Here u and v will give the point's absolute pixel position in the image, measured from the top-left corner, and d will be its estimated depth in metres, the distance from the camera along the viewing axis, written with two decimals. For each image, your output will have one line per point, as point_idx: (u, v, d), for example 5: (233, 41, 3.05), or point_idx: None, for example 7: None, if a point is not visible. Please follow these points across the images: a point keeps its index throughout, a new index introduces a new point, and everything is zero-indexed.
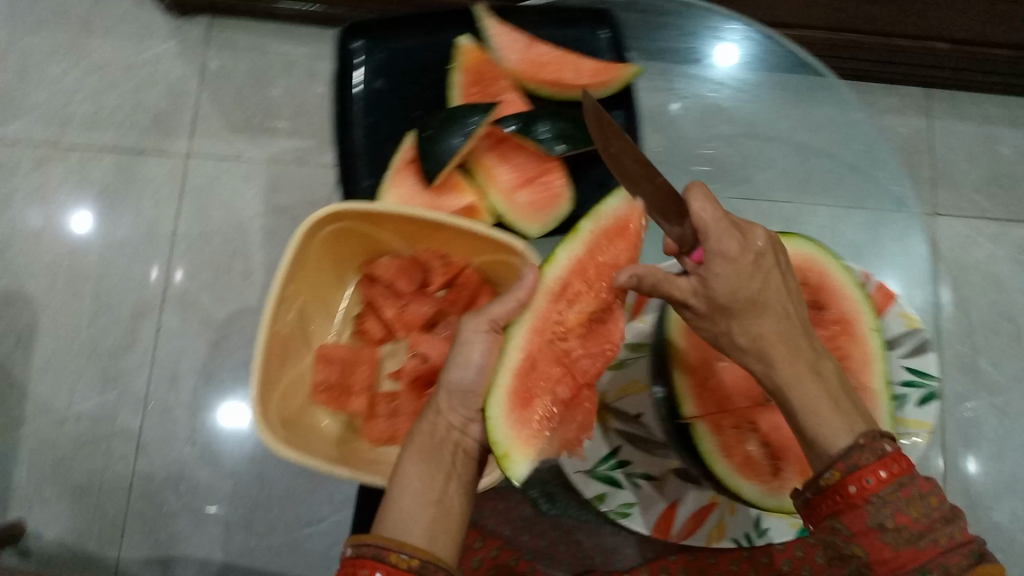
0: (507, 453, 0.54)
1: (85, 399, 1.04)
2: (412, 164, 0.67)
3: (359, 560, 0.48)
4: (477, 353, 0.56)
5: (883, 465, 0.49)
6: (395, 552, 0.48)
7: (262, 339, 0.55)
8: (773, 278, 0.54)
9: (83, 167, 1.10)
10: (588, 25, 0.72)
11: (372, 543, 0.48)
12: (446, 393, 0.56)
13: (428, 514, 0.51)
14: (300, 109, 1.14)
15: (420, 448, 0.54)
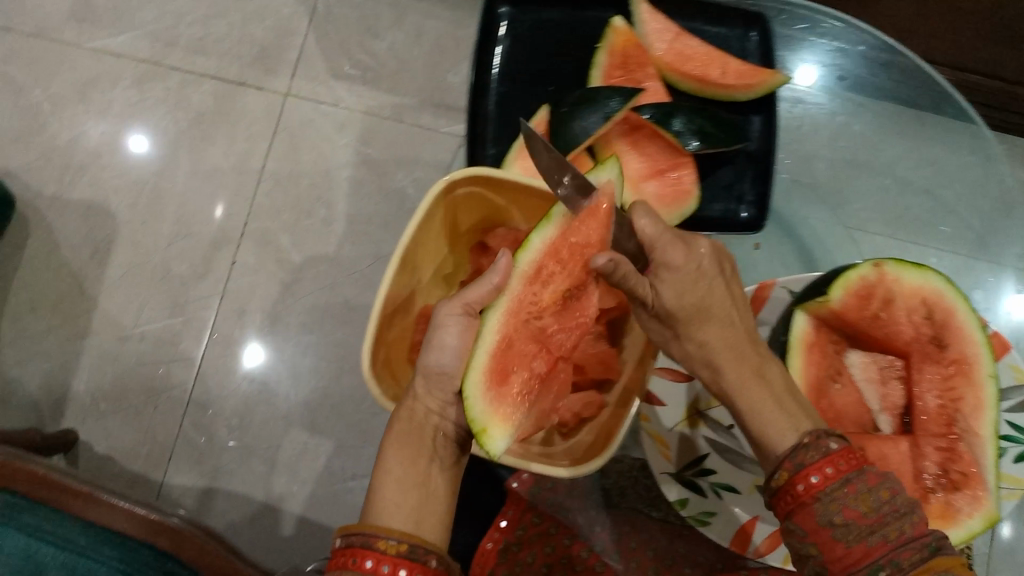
0: (485, 430, 0.52)
1: (152, 319, 1.04)
2: (541, 139, 0.66)
3: (351, 549, 0.49)
4: (451, 334, 0.55)
5: (829, 461, 0.48)
6: (384, 539, 0.49)
7: (381, 297, 0.56)
8: (717, 286, 0.54)
9: (182, 90, 1.11)
10: (741, 24, 0.70)
11: (360, 533, 0.49)
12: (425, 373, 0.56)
13: (411, 498, 0.52)
14: (403, 63, 1.11)
15: (408, 432, 0.55)
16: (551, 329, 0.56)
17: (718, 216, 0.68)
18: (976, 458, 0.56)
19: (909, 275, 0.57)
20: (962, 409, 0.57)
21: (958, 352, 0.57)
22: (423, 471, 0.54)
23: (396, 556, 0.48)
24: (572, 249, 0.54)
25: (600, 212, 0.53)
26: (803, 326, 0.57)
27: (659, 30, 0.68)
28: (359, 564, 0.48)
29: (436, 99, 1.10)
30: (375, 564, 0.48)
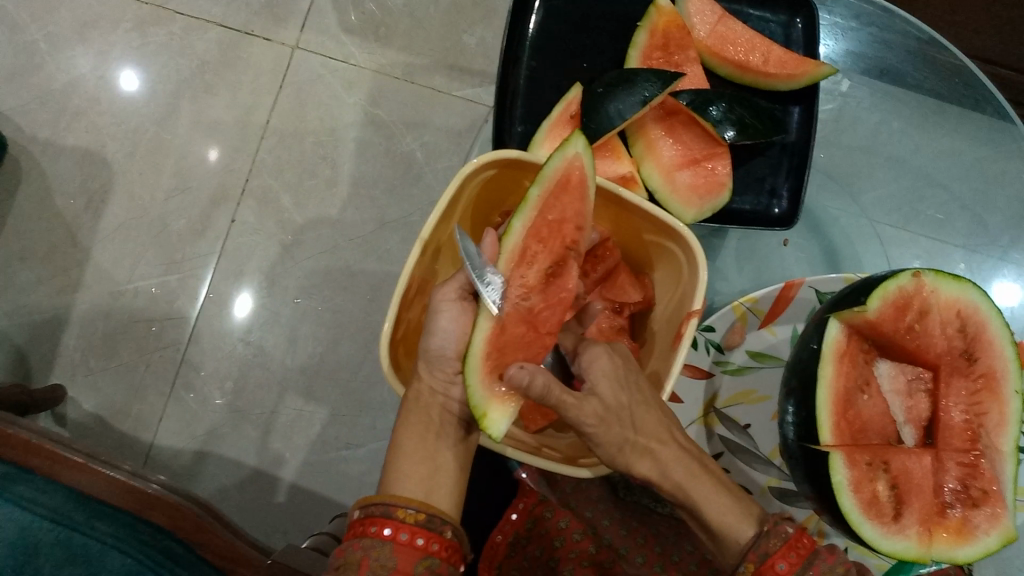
0: (486, 413, 0.49)
1: (147, 275, 1.01)
2: (572, 120, 0.63)
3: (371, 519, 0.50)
4: (448, 318, 0.53)
5: (789, 547, 0.50)
6: (402, 507, 0.51)
7: (405, 275, 0.53)
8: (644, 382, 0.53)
9: (185, 38, 1.06)
10: (786, 11, 0.68)
11: (379, 503, 0.51)
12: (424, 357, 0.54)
13: (422, 470, 0.54)
14: (417, 21, 1.07)
15: (414, 417, 0.54)
16: (538, 311, 0.54)
17: (749, 209, 0.66)
18: (997, 475, 0.54)
19: (944, 287, 0.55)
20: (986, 425, 0.55)
21: (987, 367, 0.55)
22: (432, 447, 0.55)
23: (415, 525, 0.50)
24: (551, 227, 0.54)
25: (574, 183, 0.53)
26: (836, 333, 0.55)
27: (702, 11, 0.66)
28: (377, 532, 0.50)
29: (449, 60, 1.06)
30: (394, 532, 0.50)
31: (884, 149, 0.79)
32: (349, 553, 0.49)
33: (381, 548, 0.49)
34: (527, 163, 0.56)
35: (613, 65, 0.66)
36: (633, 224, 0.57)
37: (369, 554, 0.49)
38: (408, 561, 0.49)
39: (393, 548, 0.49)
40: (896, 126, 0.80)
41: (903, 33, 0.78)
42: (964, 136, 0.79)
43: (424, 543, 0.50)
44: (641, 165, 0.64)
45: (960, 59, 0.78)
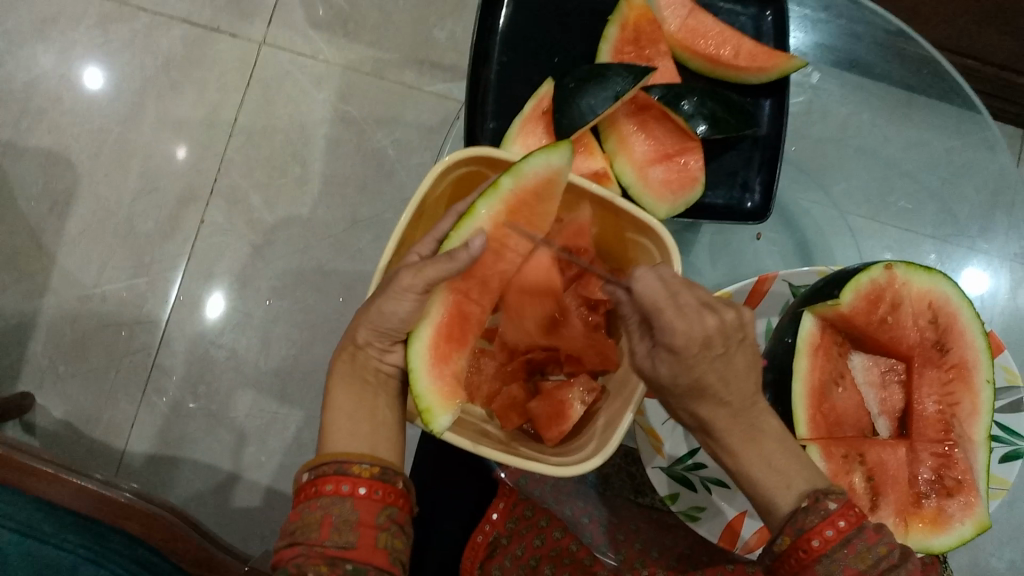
0: (429, 409, 0.50)
1: (114, 279, 0.99)
2: (544, 116, 0.63)
3: (325, 477, 0.48)
4: (403, 307, 0.50)
5: (841, 514, 0.45)
6: (356, 464, 0.49)
7: (379, 272, 0.52)
8: (739, 358, 0.47)
9: (150, 34, 1.04)
10: (756, 3, 0.67)
11: (330, 462, 0.49)
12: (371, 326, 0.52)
13: (364, 428, 0.52)
14: (385, 17, 1.06)
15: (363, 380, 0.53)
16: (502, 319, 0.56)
17: (723, 203, 0.66)
18: (970, 465, 0.55)
19: (915, 277, 0.55)
20: (959, 415, 0.56)
21: (958, 360, 0.56)
22: (371, 404, 0.53)
23: (370, 478, 0.48)
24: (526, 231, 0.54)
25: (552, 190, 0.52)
26: (810, 327, 0.54)
27: (673, 4, 0.66)
28: (334, 490, 0.48)
29: (417, 55, 1.05)
30: (352, 488, 0.48)
31: (860, 138, 0.81)
32: (305, 515, 0.47)
33: (341, 505, 0.47)
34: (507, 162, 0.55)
35: (585, 62, 0.65)
36: (610, 221, 0.57)
37: (328, 513, 0.47)
38: (370, 515, 0.47)
39: (355, 502, 0.47)
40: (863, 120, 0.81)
41: (873, 23, 0.78)
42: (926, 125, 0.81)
43: (381, 494, 0.48)
44: (614, 161, 0.63)
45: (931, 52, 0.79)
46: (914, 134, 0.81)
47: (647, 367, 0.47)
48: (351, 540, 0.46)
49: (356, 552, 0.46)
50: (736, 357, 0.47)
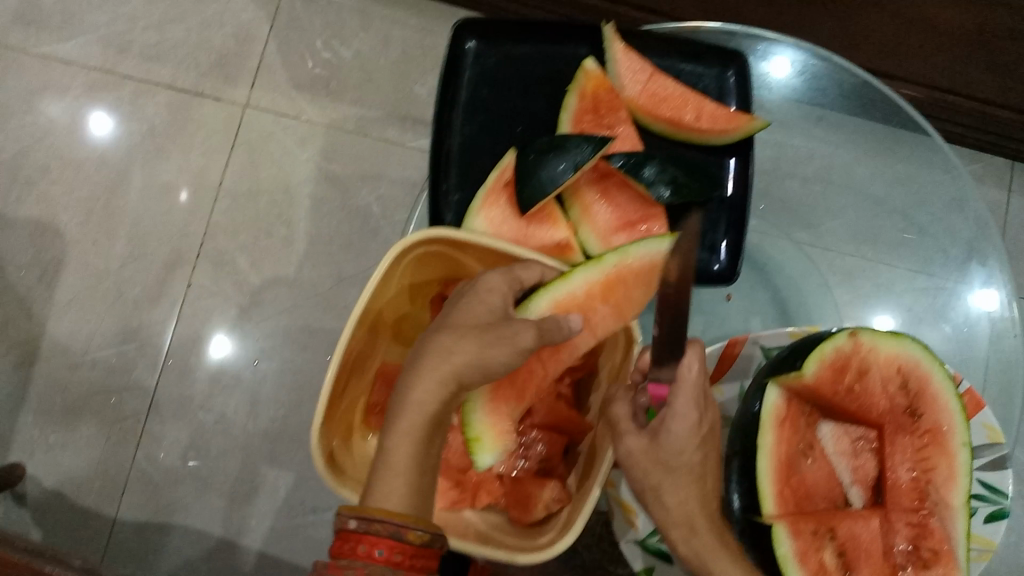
0: (478, 440, 0.52)
1: (104, 346, 1.00)
2: (507, 187, 0.62)
3: (373, 537, 0.42)
4: (506, 355, 0.48)
5: None
6: (411, 528, 0.43)
7: (337, 357, 0.52)
8: (711, 457, 0.53)
9: (136, 100, 1.06)
10: (716, 64, 0.66)
11: (386, 521, 0.42)
12: (438, 362, 0.49)
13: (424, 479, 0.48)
14: (367, 74, 1.07)
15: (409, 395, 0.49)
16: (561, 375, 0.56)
17: (692, 266, 0.65)
18: (947, 534, 0.53)
19: (881, 342, 0.55)
20: (934, 482, 0.54)
21: (930, 425, 0.55)
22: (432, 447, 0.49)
23: (419, 546, 0.43)
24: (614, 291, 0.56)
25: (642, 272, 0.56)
26: (774, 399, 0.54)
27: (632, 68, 0.64)
28: (384, 556, 0.42)
29: (399, 112, 1.06)
30: (402, 558, 0.42)
31: (837, 179, 0.83)
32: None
33: None
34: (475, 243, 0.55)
35: (545, 130, 0.64)
36: None
37: None
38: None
39: (401, 574, 0.42)
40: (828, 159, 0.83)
41: (840, 78, 0.79)
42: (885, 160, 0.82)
43: (424, 565, 0.43)
44: (578, 230, 0.63)
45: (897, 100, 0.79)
46: (893, 171, 0.82)
47: (638, 446, 0.51)
48: None
49: None
50: (711, 454, 0.53)
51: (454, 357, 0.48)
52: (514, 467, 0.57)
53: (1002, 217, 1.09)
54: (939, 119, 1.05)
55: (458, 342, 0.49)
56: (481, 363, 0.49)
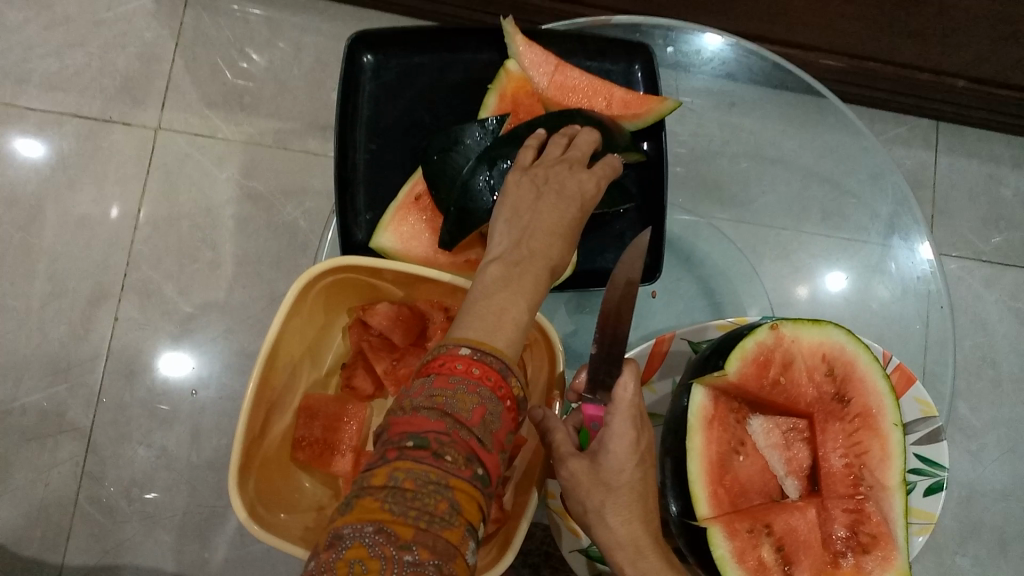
0: None
1: (33, 390, 0.96)
2: (418, 202, 0.60)
3: (485, 366, 0.41)
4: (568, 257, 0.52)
5: None
6: (512, 372, 0.42)
7: (251, 398, 0.50)
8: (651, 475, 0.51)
9: (41, 132, 1.01)
10: (623, 58, 0.65)
11: (498, 354, 0.42)
12: (536, 259, 0.49)
13: (508, 321, 0.44)
14: (282, 86, 1.04)
15: (500, 303, 0.45)
16: None
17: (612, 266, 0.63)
18: (885, 516, 0.53)
19: (803, 331, 0.54)
20: (869, 465, 0.54)
21: (859, 410, 0.54)
22: (513, 294, 0.46)
23: (511, 384, 0.42)
24: None
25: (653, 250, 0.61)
26: (701, 400, 0.53)
27: (538, 62, 0.61)
28: (488, 383, 0.41)
29: (318, 122, 1.03)
30: (501, 393, 0.41)
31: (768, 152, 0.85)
32: (452, 394, 0.40)
33: (492, 405, 0.41)
34: (392, 268, 0.53)
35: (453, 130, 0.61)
36: None
37: (479, 404, 0.40)
38: (503, 430, 0.41)
39: (502, 411, 0.41)
40: (752, 130, 0.84)
41: (751, 63, 0.81)
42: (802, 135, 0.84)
43: (509, 403, 0.42)
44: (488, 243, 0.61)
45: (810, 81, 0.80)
46: (817, 142, 0.84)
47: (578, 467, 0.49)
48: (486, 446, 0.40)
49: (489, 463, 0.40)
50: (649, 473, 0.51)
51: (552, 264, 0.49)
52: None
53: (928, 178, 1.10)
54: (860, 84, 1.06)
55: (548, 243, 0.50)
56: (558, 265, 0.50)
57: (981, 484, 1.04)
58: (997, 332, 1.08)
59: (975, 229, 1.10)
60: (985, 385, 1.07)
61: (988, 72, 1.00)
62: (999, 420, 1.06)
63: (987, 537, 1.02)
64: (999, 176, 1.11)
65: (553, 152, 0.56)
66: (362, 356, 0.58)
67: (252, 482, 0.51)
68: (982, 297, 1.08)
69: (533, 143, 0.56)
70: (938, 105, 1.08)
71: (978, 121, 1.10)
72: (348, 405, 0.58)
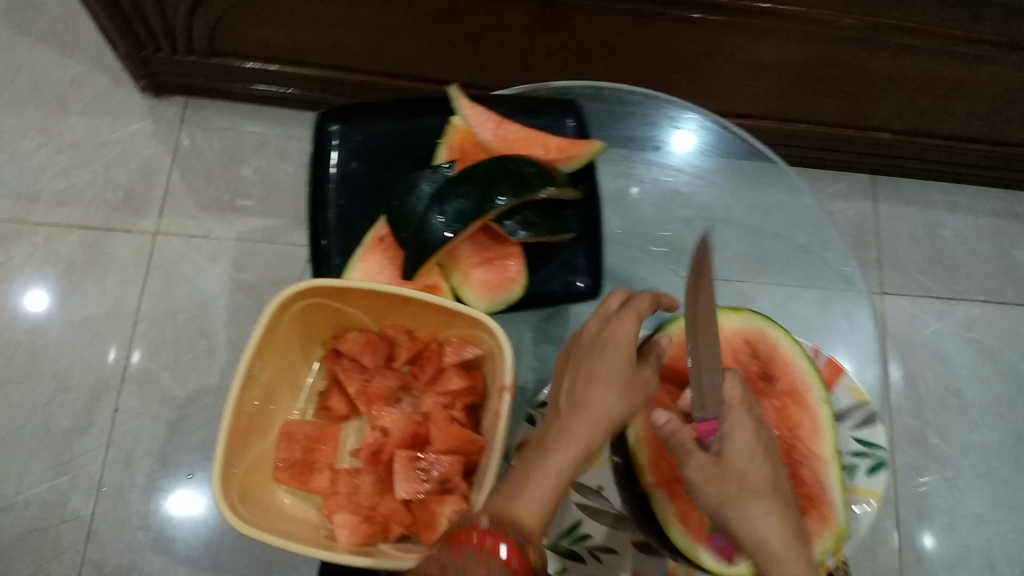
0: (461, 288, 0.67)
1: (37, 482, 1.00)
2: (381, 242, 0.67)
3: (497, 535, 0.44)
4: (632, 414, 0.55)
5: None
6: (529, 543, 0.45)
7: (232, 404, 0.55)
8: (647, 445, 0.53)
9: (49, 244, 1.10)
10: (557, 114, 0.74)
11: (514, 522, 0.45)
12: (585, 419, 0.52)
13: (541, 492, 0.48)
14: (270, 188, 1.15)
15: (535, 466, 0.50)
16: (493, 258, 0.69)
17: (560, 292, 0.69)
18: (820, 480, 0.57)
19: (728, 318, 0.62)
20: (801, 436, 0.59)
21: (788, 387, 0.60)
22: (558, 457, 0.50)
23: (526, 557, 0.44)
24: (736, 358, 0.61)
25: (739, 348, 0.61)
26: None
27: (482, 119, 0.70)
28: (499, 551, 0.43)
29: (304, 216, 1.13)
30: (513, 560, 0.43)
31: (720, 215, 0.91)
32: (459, 561, 0.42)
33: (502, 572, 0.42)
34: (357, 287, 0.59)
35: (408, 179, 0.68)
36: (447, 323, 0.63)
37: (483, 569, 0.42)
38: None
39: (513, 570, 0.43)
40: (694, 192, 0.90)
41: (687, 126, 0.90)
42: (747, 195, 0.90)
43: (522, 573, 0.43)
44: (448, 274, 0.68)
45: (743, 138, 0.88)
46: (767, 203, 0.90)
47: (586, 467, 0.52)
48: None
49: None
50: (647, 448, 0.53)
51: (606, 420, 0.52)
52: (416, 490, 0.60)
53: (872, 226, 1.19)
54: (795, 146, 1.15)
55: (602, 396, 0.53)
56: (614, 423, 0.53)
57: (963, 510, 1.06)
58: (957, 363, 1.13)
59: (922, 269, 1.17)
60: (953, 414, 1.10)
61: (906, 124, 1.09)
62: (971, 446, 1.09)
63: (976, 561, 1.04)
64: (938, 220, 1.20)
65: (610, 310, 0.59)
66: (336, 380, 0.64)
67: (236, 492, 0.56)
68: (938, 331, 1.14)
69: (601, 311, 0.59)
70: (869, 159, 1.17)
71: (913, 171, 1.20)
72: (325, 427, 0.64)
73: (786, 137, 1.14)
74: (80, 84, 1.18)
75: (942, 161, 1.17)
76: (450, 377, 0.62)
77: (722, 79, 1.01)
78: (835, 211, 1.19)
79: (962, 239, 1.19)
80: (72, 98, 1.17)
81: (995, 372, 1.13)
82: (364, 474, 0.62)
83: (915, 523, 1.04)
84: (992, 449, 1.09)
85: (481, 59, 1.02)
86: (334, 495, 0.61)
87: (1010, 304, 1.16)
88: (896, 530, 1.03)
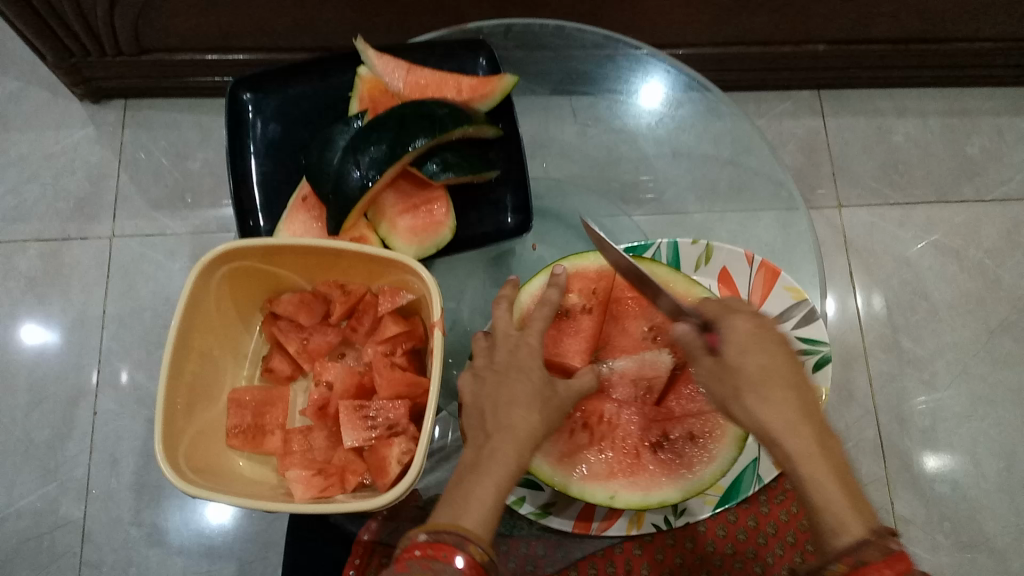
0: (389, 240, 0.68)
1: (25, 493, 1.01)
2: (306, 201, 0.69)
3: (435, 544, 0.44)
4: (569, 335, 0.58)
5: (889, 563, 0.43)
6: (473, 544, 0.44)
7: (167, 368, 0.56)
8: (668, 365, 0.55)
9: (8, 260, 1.11)
10: (468, 52, 0.75)
11: (450, 531, 0.45)
12: (508, 440, 0.50)
13: (485, 491, 0.47)
14: (220, 178, 1.15)
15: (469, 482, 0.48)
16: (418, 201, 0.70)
17: (493, 230, 0.72)
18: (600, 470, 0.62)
19: None
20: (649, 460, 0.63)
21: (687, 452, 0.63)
22: (488, 446, 0.50)
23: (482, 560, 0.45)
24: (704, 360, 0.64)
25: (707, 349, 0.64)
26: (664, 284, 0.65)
27: (392, 68, 0.70)
28: (446, 556, 0.43)
29: None
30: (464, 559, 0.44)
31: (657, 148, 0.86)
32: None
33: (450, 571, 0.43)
34: (279, 248, 0.60)
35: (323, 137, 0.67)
36: (377, 273, 0.63)
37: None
38: None
39: None
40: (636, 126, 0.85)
41: (603, 61, 0.85)
42: (693, 126, 0.84)
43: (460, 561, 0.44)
44: (375, 226, 0.70)
45: (672, 62, 0.83)
46: (715, 130, 0.85)
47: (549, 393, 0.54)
48: None
49: None
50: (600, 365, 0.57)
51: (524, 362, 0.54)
52: (365, 437, 0.60)
53: (823, 140, 1.19)
54: (734, 69, 1.15)
55: (524, 415, 0.51)
56: (536, 386, 0.52)
57: (942, 409, 1.07)
58: (921, 264, 1.13)
59: (876, 177, 1.17)
60: (923, 315, 1.11)
61: (839, 34, 1.08)
62: (942, 345, 1.09)
63: (959, 457, 1.04)
64: (888, 126, 1.20)
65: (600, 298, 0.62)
66: (277, 343, 0.65)
67: (186, 461, 0.56)
68: (898, 237, 1.15)
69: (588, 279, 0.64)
70: (809, 74, 1.17)
71: (860, 82, 1.20)
72: (273, 389, 0.65)
73: (723, 62, 1.13)
74: (18, 98, 1.18)
75: (881, 67, 1.16)
76: (387, 325, 0.63)
77: (648, 14, 1.01)
78: (784, 131, 1.19)
79: (914, 142, 1.19)
80: (13, 113, 1.17)
81: (961, 270, 1.13)
82: (316, 429, 0.63)
83: (894, 426, 1.05)
84: (965, 346, 1.09)
85: (409, 25, 1.01)
86: (288, 454, 0.62)
87: (968, 201, 1.16)
88: (874, 435, 1.05)
